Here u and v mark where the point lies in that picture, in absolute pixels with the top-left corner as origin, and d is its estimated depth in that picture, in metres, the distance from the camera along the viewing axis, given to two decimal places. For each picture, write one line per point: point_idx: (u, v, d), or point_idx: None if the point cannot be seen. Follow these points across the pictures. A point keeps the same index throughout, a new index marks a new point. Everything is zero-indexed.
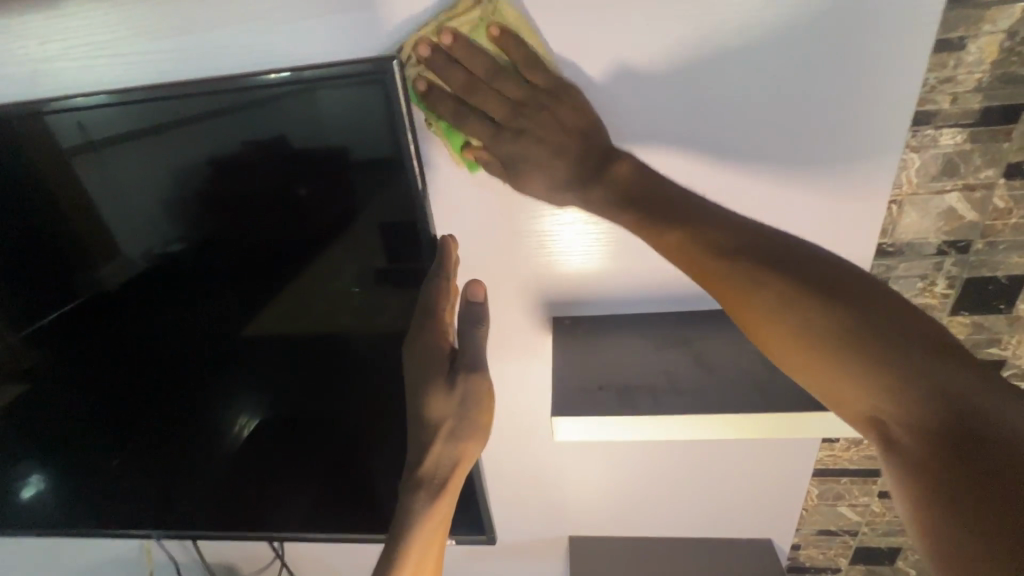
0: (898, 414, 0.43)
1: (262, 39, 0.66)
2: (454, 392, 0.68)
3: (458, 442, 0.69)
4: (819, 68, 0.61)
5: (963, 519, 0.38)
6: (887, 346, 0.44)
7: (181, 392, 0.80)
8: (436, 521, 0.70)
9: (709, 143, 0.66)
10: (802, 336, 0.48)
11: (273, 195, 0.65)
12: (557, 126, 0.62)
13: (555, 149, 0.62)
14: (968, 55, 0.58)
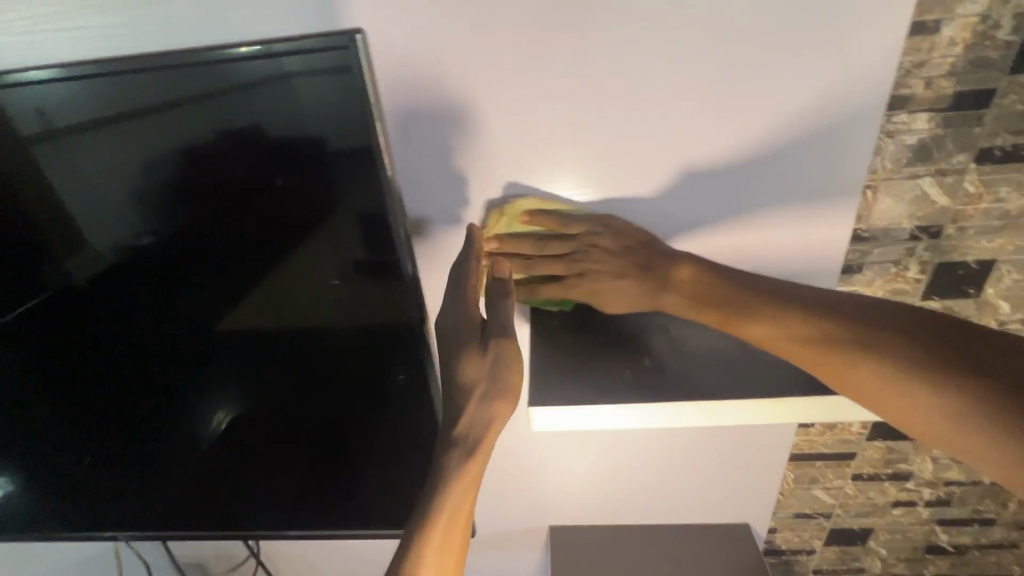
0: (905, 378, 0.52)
1: (222, 14, 0.63)
2: (486, 353, 0.61)
3: (490, 402, 0.60)
4: (799, 54, 0.60)
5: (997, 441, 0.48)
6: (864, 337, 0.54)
7: (150, 391, 0.77)
8: (468, 483, 0.61)
9: (722, 206, 0.69)
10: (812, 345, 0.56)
11: (242, 184, 0.62)
12: (609, 255, 0.67)
13: (618, 267, 0.67)
14: (942, 38, 0.58)
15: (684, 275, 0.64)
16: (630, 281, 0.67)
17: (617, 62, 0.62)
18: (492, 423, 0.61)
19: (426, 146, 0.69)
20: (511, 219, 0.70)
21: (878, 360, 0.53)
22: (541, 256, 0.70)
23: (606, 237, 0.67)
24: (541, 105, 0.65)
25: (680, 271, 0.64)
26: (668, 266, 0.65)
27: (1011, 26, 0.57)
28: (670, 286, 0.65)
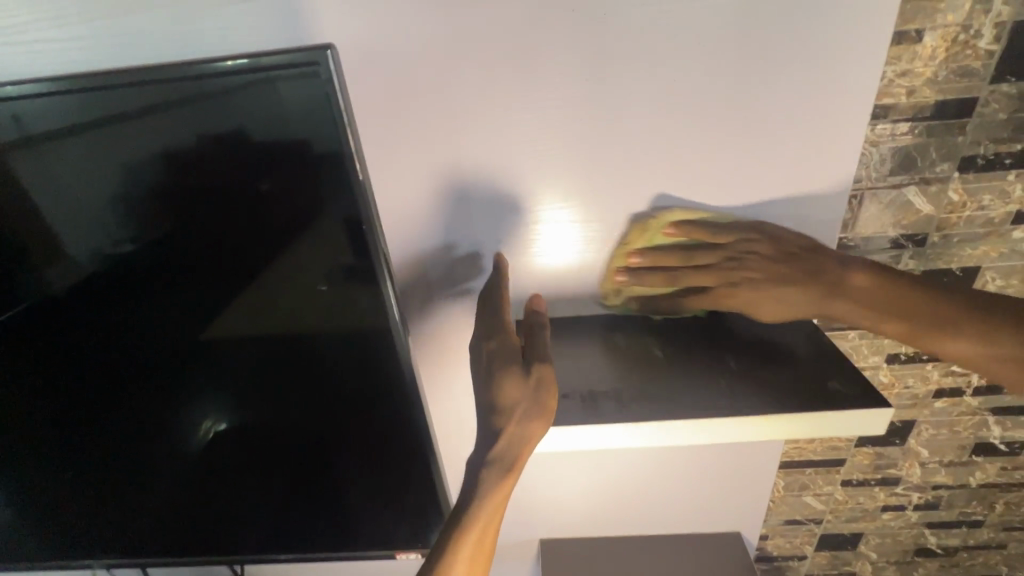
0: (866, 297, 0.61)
1: (190, 26, 0.60)
2: (530, 374, 0.58)
3: (525, 427, 0.55)
4: (786, 62, 0.59)
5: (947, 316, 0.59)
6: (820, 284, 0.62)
7: (124, 414, 0.74)
8: (499, 503, 0.57)
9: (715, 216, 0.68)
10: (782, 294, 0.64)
11: (216, 199, 0.59)
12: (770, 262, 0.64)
13: (780, 277, 0.63)
14: (923, 47, 0.58)
15: (862, 279, 0.60)
16: (798, 287, 0.63)
17: (598, 72, 0.60)
18: (526, 445, 0.56)
19: (399, 159, 0.66)
20: (654, 232, 0.68)
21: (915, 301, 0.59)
22: (685, 267, 0.66)
23: (764, 243, 0.64)
24: (519, 116, 0.63)
25: (856, 277, 0.60)
26: (843, 271, 0.61)
27: (992, 35, 0.57)
28: (844, 292, 0.61)
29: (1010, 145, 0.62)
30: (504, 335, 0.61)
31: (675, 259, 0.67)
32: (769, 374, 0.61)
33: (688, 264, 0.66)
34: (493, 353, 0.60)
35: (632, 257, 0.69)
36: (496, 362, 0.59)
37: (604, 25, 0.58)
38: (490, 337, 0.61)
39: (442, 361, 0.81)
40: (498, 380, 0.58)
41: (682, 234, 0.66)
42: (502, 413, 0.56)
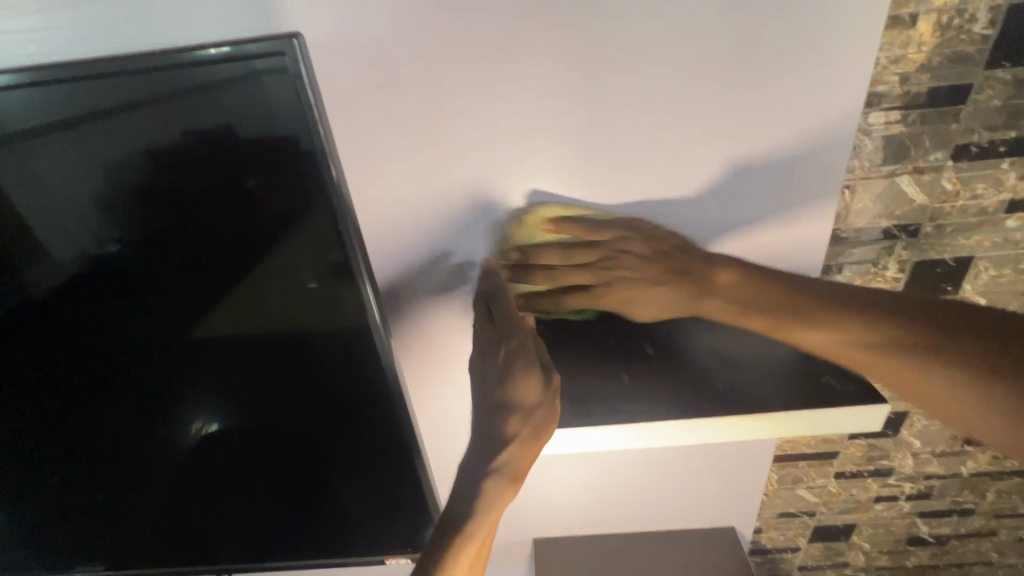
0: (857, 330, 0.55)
1: (153, 16, 0.57)
2: (550, 381, 0.55)
3: (541, 434, 0.54)
4: (775, 50, 0.57)
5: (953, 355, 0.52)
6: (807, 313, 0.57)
7: (93, 431, 0.70)
8: (503, 508, 0.56)
9: (707, 209, 0.66)
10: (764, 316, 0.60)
11: (183, 199, 0.56)
12: (644, 261, 0.64)
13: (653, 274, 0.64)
14: (918, 33, 0.56)
15: (728, 277, 0.60)
16: (665, 288, 0.63)
17: (580, 61, 0.58)
18: (530, 449, 0.54)
19: (374, 154, 0.63)
20: (534, 230, 0.66)
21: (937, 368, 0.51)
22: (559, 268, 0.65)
23: (638, 241, 0.64)
24: (500, 108, 0.60)
25: (719, 275, 0.61)
26: (708, 270, 0.61)
27: (987, 19, 0.55)
28: (713, 291, 0.61)
29: (1004, 132, 0.61)
30: (523, 335, 0.57)
31: (555, 259, 0.66)
32: (764, 369, 0.60)
33: (563, 263, 0.65)
34: (512, 352, 0.55)
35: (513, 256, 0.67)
36: (515, 361, 0.55)
37: (588, 12, 0.56)
38: (508, 336, 0.57)
39: (427, 363, 0.79)
40: (516, 378, 0.54)
41: (561, 232, 0.65)
42: (514, 413, 0.54)
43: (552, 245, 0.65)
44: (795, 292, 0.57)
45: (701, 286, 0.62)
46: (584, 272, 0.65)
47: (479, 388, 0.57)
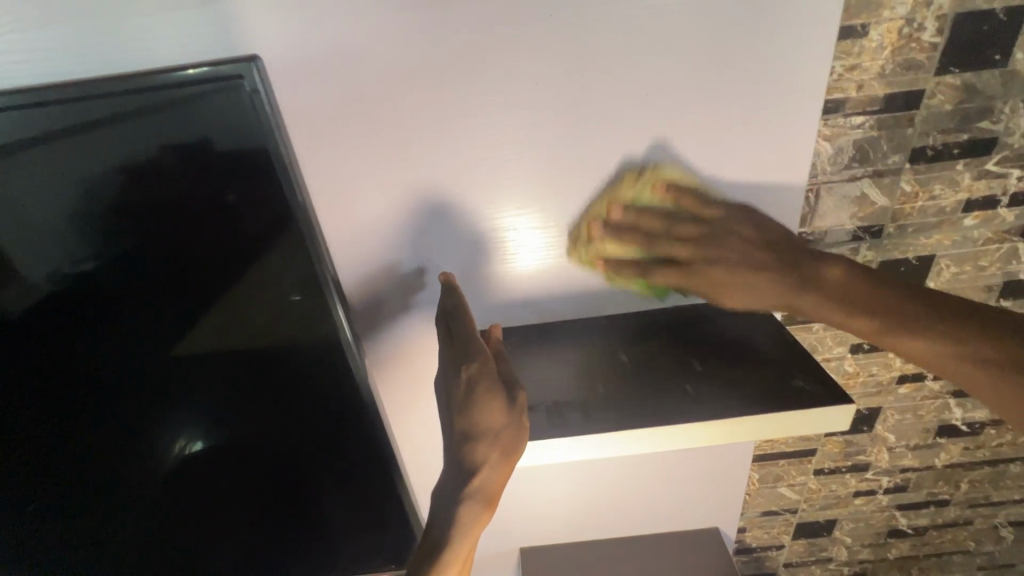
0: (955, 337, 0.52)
1: (111, 38, 0.56)
2: (515, 404, 0.56)
3: (505, 457, 0.55)
4: (733, 60, 0.58)
5: None
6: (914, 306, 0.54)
7: (65, 466, 0.68)
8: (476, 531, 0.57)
9: None
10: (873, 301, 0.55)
11: (142, 223, 0.56)
12: (747, 247, 0.59)
13: (755, 262, 0.59)
14: (870, 42, 0.58)
15: (837, 273, 0.56)
16: (769, 278, 0.58)
17: (543, 76, 0.59)
18: (500, 473, 0.55)
19: (341, 172, 0.63)
20: (644, 185, 0.63)
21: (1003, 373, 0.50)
22: (660, 245, 0.62)
23: (745, 227, 0.60)
24: (465, 123, 0.61)
25: (832, 268, 0.56)
26: (815, 263, 0.57)
27: (934, 28, 0.57)
28: (818, 284, 0.56)
29: (958, 135, 0.63)
30: (483, 359, 0.57)
31: (654, 228, 0.62)
32: (733, 373, 0.61)
33: (670, 233, 0.62)
34: (474, 378, 0.56)
35: (615, 215, 0.64)
36: (477, 385, 0.56)
37: (551, 27, 0.57)
38: (469, 359, 0.57)
39: (401, 377, 0.78)
40: (478, 407, 0.55)
41: (671, 198, 0.63)
42: (481, 439, 0.55)
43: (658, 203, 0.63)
44: (880, 291, 0.55)
45: (807, 277, 0.57)
46: (682, 247, 0.61)
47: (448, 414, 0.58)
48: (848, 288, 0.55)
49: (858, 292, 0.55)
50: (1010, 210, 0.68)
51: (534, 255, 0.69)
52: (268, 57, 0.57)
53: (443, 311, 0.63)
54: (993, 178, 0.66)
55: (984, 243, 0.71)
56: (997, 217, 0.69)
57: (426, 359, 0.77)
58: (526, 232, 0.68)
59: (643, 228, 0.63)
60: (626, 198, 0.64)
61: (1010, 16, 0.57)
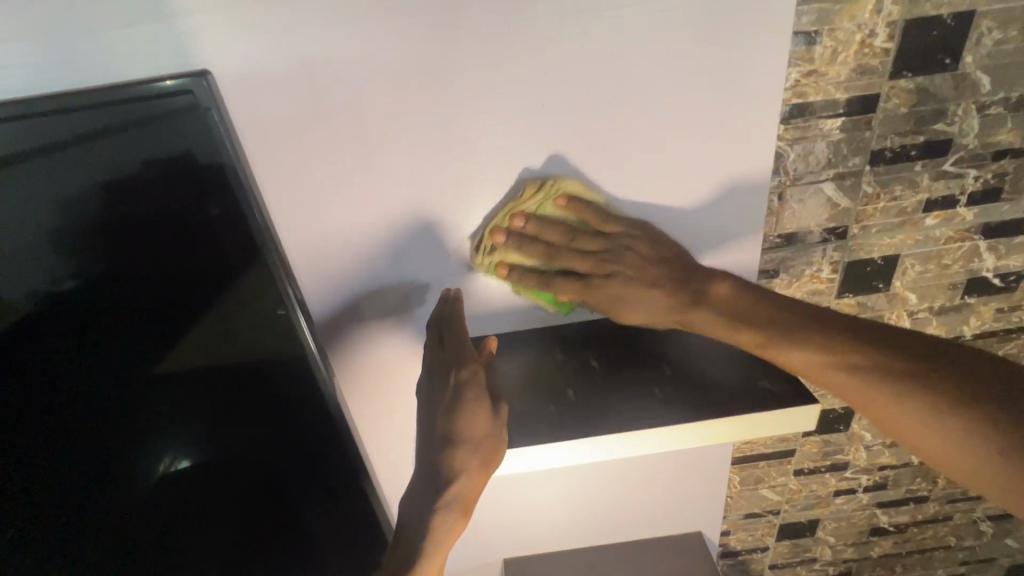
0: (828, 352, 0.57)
1: (63, 56, 0.55)
2: (499, 412, 0.58)
3: (487, 464, 0.57)
4: (647, 191, 0.66)
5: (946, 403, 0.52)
6: (800, 327, 0.58)
7: (40, 500, 0.61)
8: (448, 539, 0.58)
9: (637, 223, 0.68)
10: (760, 318, 0.60)
11: (91, 246, 0.54)
12: (643, 263, 0.64)
13: (650, 280, 0.64)
14: (825, 49, 0.59)
15: (722, 292, 0.62)
16: (660, 294, 0.64)
17: (505, 85, 0.59)
18: (476, 480, 0.57)
19: (305, 187, 0.63)
20: (547, 196, 0.64)
21: (896, 395, 0.54)
22: (562, 255, 0.65)
23: (643, 242, 0.64)
24: (425, 134, 0.61)
25: (720, 287, 0.61)
26: (703, 282, 0.62)
27: (886, 34, 0.59)
28: (705, 303, 0.62)
29: (914, 137, 0.65)
30: (475, 365, 0.59)
31: (553, 242, 0.65)
32: (705, 377, 0.62)
33: (567, 245, 0.65)
34: (463, 383, 0.57)
35: (519, 223, 0.64)
36: (465, 391, 0.57)
37: (512, 37, 0.57)
38: (458, 366, 0.58)
39: (375, 390, 0.78)
40: (465, 413, 0.56)
41: (571, 212, 0.64)
42: (463, 447, 0.56)
43: (576, 256, 0.65)
44: (767, 311, 0.60)
45: (699, 295, 0.62)
46: (580, 261, 0.65)
47: (426, 419, 0.59)
48: (737, 303, 0.61)
49: (744, 308, 0.60)
50: (969, 209, 0.70)
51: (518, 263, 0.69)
52: (227, 71, 0.56)
53: (436, 320, 0.63)
54: (951, 179, 0.68)
55: (946, 242, 0.72)
56: (957, 216, 0.70)
57: (400, 370, 0.77)
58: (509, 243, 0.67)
59: (550, 235, 0.65)
60: (529, 208, 0.64)
61: (958, 21, 0.58)
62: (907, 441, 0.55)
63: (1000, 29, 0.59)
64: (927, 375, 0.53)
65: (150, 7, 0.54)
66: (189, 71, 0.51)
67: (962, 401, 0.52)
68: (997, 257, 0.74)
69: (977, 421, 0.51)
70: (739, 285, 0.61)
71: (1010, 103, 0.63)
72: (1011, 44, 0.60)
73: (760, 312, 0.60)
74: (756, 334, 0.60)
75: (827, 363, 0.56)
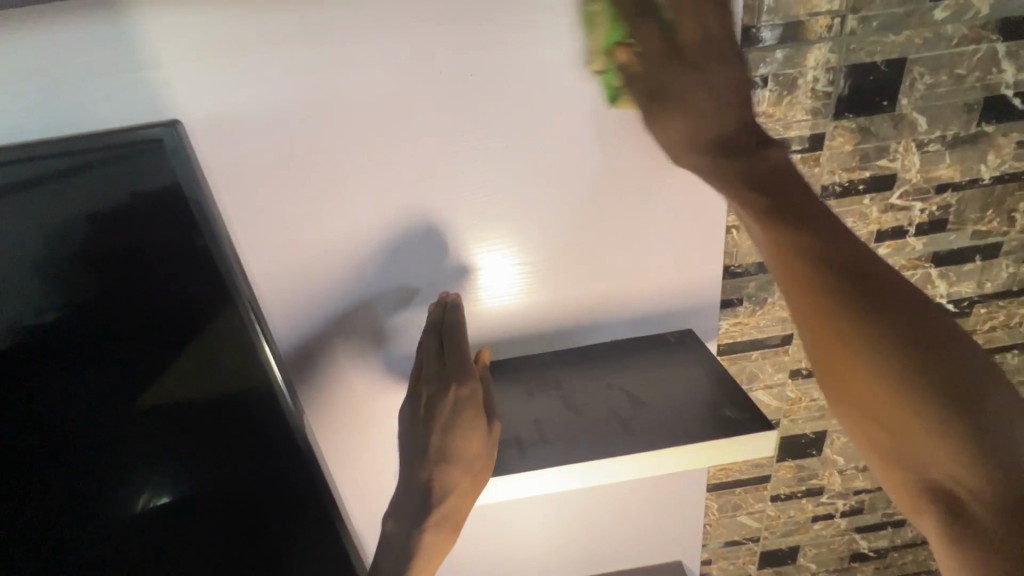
0: (836, 258, 0.46)
1: (41, 102, 0.57)
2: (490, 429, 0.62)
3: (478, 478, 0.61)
4: (607, 226, 0.69)
5: (932, 396, 0.43)
6: (818, 226, 0.47)
7: (12, 535, 0.61)
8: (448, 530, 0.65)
9: (599, 254, 0.70)
10: (770, 208, 0.48)
11: (60, 283, 0.54)
12: (727, 85, 0.51)
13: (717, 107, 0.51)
14: (770, 92, 0.63)
15: (773, 155, 0.50)
16: (723, 116, 0.51)
17: (473, 126, 0.62)
18: (466, 497, 0.62)
19: (277, 223, 0.65)
20: None
21: (890, 350, 0.44)
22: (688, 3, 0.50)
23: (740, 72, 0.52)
24: (393, 170, 0.63)
25: (774, 154, 0.50)
26: (757, 142, 0.51)
27: (826, 78, 0.63)
28: (749, 155, 0.50)
29: (861, 173, 0.69)
30: (474, 384, 0.63)
31: None
32: (668, 404, 0.64)
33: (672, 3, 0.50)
34: (461, 401, 0.62)
35: None
36: (463, 411, 0.61)
37: (476, 84, 0.60)
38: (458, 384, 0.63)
39: (347, 423, 0.78)
40: (458, 434, 0.61)
41: None
42: (455, 468, 0.62)
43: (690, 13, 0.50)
44: (788, 198, 0.49)
45: (756, 147, 0.50)
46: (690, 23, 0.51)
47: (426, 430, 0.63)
48: (763, 168, 0.49)
49: (764, 179, 0.49)
50: (918, 239, 0.74)
51: (497, 288, 0.71)
52: (202, 117, 0.59)
53: (438, 326, 0.64)
54: (898, 211, 0.71)
55: (899, 270, 0.75)
56: (907, 245, 0.74)
57: (372, 403, 0.77)
58: (497, 265, 0.70)
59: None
60: None
61: (890, 68, 0.63)
62: (861, 409, 0.46)
63: (930, 74, 0.63)
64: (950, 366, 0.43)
65: (128, 60, 0.56)
66: (161, 120, 0.53)
67: (969, 420, 0.42)
68: (948, 283, 0.77)
69: (960, 441, 0.42)
70: (772, 161, 0.50)
71: (946, 141, 0.67)
72: (942, 87, 0.64)
73: (781, 195, 0.49)
74: (758, 215, 0.49)
75: (847, 276, 0.46)
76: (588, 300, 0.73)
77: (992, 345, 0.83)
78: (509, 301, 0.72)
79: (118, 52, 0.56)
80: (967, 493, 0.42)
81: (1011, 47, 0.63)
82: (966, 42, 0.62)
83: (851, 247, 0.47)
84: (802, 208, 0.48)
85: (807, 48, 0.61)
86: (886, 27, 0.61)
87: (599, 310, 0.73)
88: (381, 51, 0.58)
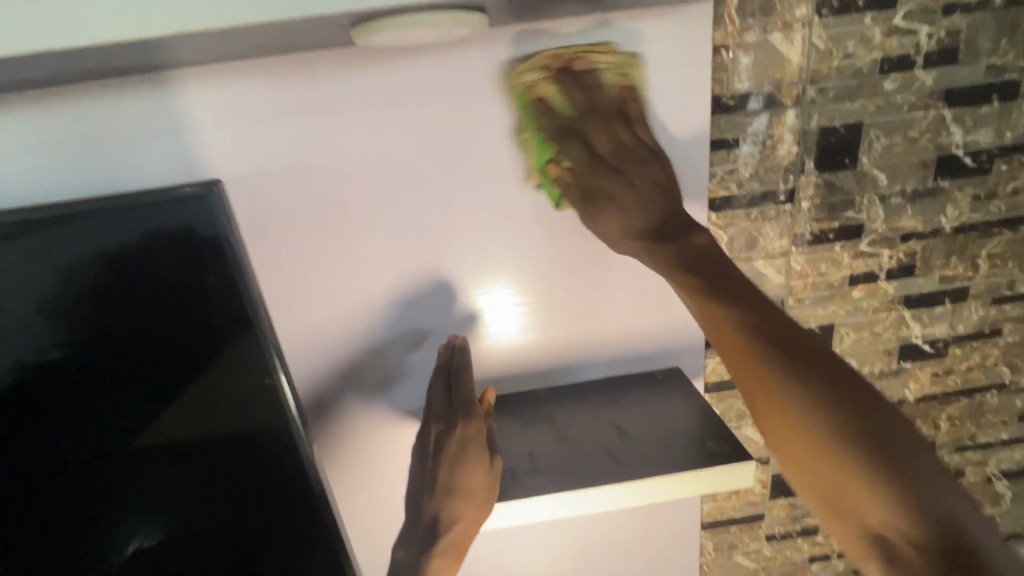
0: (763, 331, 0.58)
1: (76, 160, 0.64)
2: (495, 462, 0.65)
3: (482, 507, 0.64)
4: (596, 271, 0.74)
5: (858, 450, 0.51)
6: (749, 306, 0.59)
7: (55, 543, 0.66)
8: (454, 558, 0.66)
9: (590, 297, 0.76)
10: (710, 293, 0.61)
11: (108, 317, 0.59)
12: (648, 184, 0.65)
13: (641, 199, 0.65)
14: (744, 151, 0.70)
15: (701, 239, 0.64)
16: (651, 209, 0.65)
17: (477, 180, 0.69)
18: (472, 524, 0.65)
19: (294, 265, 0.71)
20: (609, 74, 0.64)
21: (819, 410, 0.54)
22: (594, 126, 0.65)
23: (660, 171, 0.65)
24: (401, 220, 0.70)
25: (699, 237, 0.64)
26: (686, 230, 0.64)
27: (792, 140, 0.70)
28: (679, 240, 0.64)
29: (830, 224, 0.75)
30: (478, 421, 0.67)
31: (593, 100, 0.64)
32: (652, 437, 0.69)
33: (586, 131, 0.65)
34: (467, 437, 0.66)
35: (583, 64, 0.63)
36: (469, 446, 0.65)
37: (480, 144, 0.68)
38: (463, 420, 0.66)
39: (351, 457, 0.81)
40: (464, 466, 0.65)
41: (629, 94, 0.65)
42: (461, 496, 0.65)
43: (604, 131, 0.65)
44: (722, 282, 0.61)
45: (685, 231, 0.64)
46: (608, 138, 0.65)
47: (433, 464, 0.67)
48: (695, 253, 0.63)
49: (698, 265, 0.62)
50: (889, 283, 0.79)
51: (502, 326, 0.76)
52: (237, 172, 0.66)
53: (446, 367, 0.68)
54: (868, 257, 0.77)
55: (874, 312, 0.80)
56: (879, 289, 0.79)
57: (377, 438, 0.81)
58: (500, 308, 0.75)
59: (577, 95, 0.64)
60: (602, 65, 0.64)
61: (850, 132, 0.70)
62: (805, 463, 0.54)
63: (886, 136, 0.70)
64: (878, 427, 0.52)
65: (179, 125, 0.64)
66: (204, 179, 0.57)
67: (891, 470, 0.50)
68: (922, 325, 0.82)
69: (887, 490, 0.50)
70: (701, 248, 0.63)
71: (906, 195, 0.74)
72: (898, 148, 0.71)
73: (713, 278, 0.62)
74: (699, 299, 0.61)
75: (774, 347, 0.57)
76: (580, 340, 0.77)
77: (971, 385, 0.87)
78: (506, 340, 0.77)
79: (172, 118, 0.64)
80: (899, 539, 0.49)
81: (957, 113, 0.70)
82: (916, 108, 0.69)
83: (774, 323, 0.59)
84: (732, 291, 0.61)
85: (772, 115, 0.69)
86: (842, 97, 0.68)
87: (591, 349, 0.78)
88: (396, 115, 0.65)
